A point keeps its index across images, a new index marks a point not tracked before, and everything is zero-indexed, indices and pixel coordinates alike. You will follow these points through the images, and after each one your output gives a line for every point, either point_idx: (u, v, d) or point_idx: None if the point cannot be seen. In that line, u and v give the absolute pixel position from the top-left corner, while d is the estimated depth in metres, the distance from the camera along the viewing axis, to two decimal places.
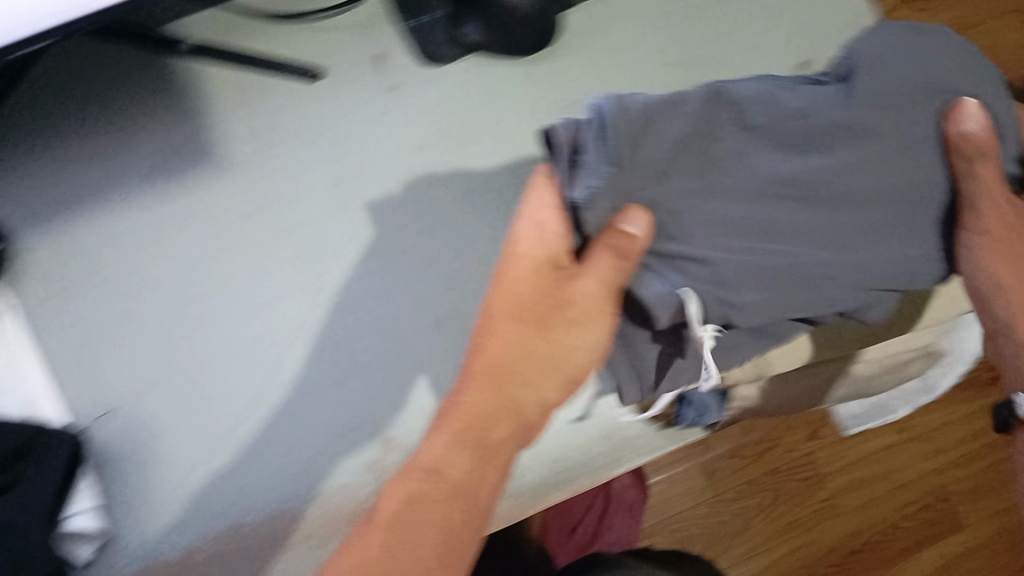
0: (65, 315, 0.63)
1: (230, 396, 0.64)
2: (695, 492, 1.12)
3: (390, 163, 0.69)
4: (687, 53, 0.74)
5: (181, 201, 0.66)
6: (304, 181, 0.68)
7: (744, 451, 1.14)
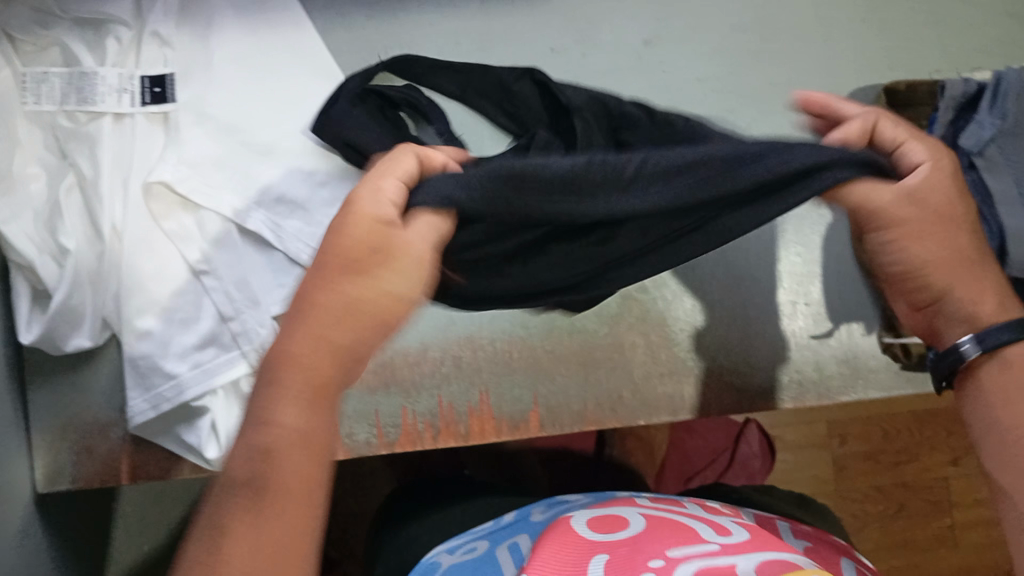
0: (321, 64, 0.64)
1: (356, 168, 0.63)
2: (818, 481, 1.06)
3: (628, 30, 0.65)
4: (810, 41, 0.65)
5: (477, 40, 0.65)
6: (525, 34, 0.65)
7: (880, 456, 1.07)
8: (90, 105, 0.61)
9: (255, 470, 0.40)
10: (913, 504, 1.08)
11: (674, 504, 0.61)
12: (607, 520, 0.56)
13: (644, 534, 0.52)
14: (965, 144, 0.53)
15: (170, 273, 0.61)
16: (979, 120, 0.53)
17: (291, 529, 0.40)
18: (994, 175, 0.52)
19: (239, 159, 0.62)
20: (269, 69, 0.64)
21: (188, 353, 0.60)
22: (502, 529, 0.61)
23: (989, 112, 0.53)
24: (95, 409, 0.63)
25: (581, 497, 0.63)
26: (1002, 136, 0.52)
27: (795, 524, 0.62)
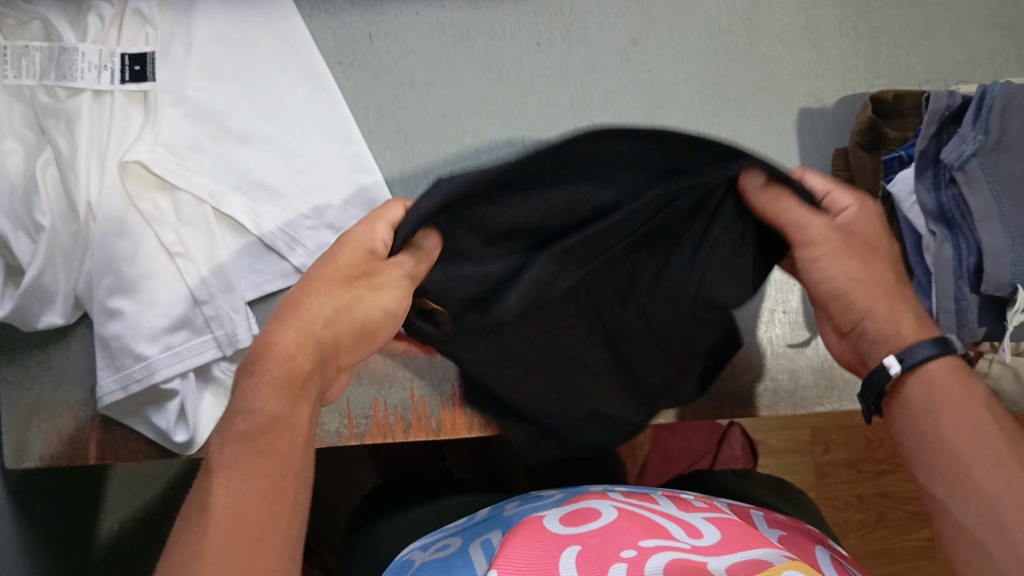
0: (301, 49, 0.64)
1: (337, 155, 0.63)
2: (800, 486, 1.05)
3: (614, 30, 0.65)
4: (795, 49, 0.65)
5: (464, 32, 0.65)
6: (510, 30, 0.65)
7: (863, 465, 1.07)
8: (69, 81, 0.60)
9: (256, 444, 0.40)
10: (895, 515, 1.07)
11: (647, 497, 0.55)
12: (580, 513, 0.51)
13: (617, 524, 0.48)
14: (946, 158, 0.52)
15: (145, 255, 0.60)
16: (961, 135, 0.52)
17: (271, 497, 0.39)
18: (971, 194, 0.51)
19: (218, 143, 0.62)
20: (248, 52, 0.63)
21: (159, 336, 0.60)
22: (476, 524, 0.55)
23: (971, 127, 0.52)
24: (65, 388, 0.62)
25: (558, 490, 0.57)
26: (984, 153, 0.51)
27: (771, 514, 0.57)
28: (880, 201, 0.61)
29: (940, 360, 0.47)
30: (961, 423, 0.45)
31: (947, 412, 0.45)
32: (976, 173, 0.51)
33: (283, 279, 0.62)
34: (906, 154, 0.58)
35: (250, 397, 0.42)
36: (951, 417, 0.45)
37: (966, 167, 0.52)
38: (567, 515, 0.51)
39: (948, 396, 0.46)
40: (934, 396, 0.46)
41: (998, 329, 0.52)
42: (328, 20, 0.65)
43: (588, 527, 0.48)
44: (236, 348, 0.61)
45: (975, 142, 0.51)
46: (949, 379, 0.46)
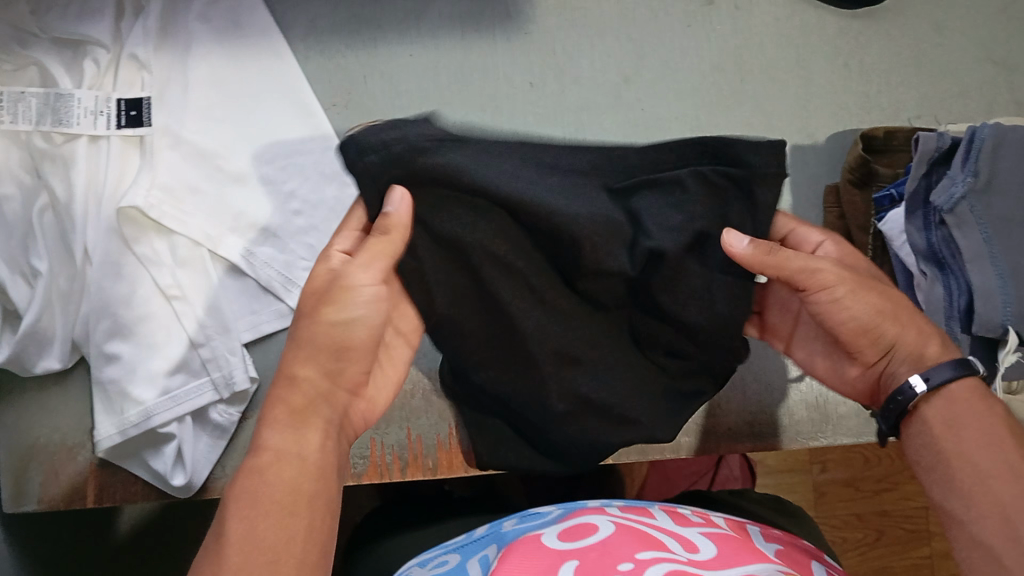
0: (298, 91, 0.64)
1: (331, 198, 0.64)
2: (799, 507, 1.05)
3: (606, 68, 0.66)
4: (786, 85, 0.66)
5: (458, 73, 0.66)
6: (504, 69, 0.66)
7: (861, 484, 1.07)
8: (66, 126, 0.61)
9: (265, 470, 0.42)
10: (893, 533, 1.07)
11: (643, 512, 0.55)
12: (578, 529, 0.50)
13: (615, 539, 0.48)
14: (936, 200, 0.52)
15: (142, 298, 0.61)
16: (953, 176, 0.52)
17: (285, 505, 0.41)
18: (963, 237, 0.52)
19: (213, 186, 0.62)
20: (244, 96, 0.64)
21: (157, 379, 0.60)
22: (473, 542, 0.55)
23: (962, 168, 0.52)
24: (63, 431, 0.63)
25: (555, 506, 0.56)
26: (974, 194, 0.52)
27: (767, 530, 0.56)
28: (871, 237, 0.61)
29: (960, 380, 0.46)
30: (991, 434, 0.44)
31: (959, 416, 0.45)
32: (967, 215, 0.52)
33: (279, 320, 0.63)
34: (897, 192, 0.58)
35: (262, 436, 0.44)
36: (974, 424, 0.44)
37: (959, 210, 0.52)
38: (566, 531, 0.51)
39: (966, 400, 0.45)
40: (961, 407, 0.45)
41: (991, 369, 0.52)
42: (324, 63, 0.66)
43: (585, 542, 0.48)
44: (233, 390, 0.61)
45: (965, 184, 0.52)
46: (969, 399, 0.45)
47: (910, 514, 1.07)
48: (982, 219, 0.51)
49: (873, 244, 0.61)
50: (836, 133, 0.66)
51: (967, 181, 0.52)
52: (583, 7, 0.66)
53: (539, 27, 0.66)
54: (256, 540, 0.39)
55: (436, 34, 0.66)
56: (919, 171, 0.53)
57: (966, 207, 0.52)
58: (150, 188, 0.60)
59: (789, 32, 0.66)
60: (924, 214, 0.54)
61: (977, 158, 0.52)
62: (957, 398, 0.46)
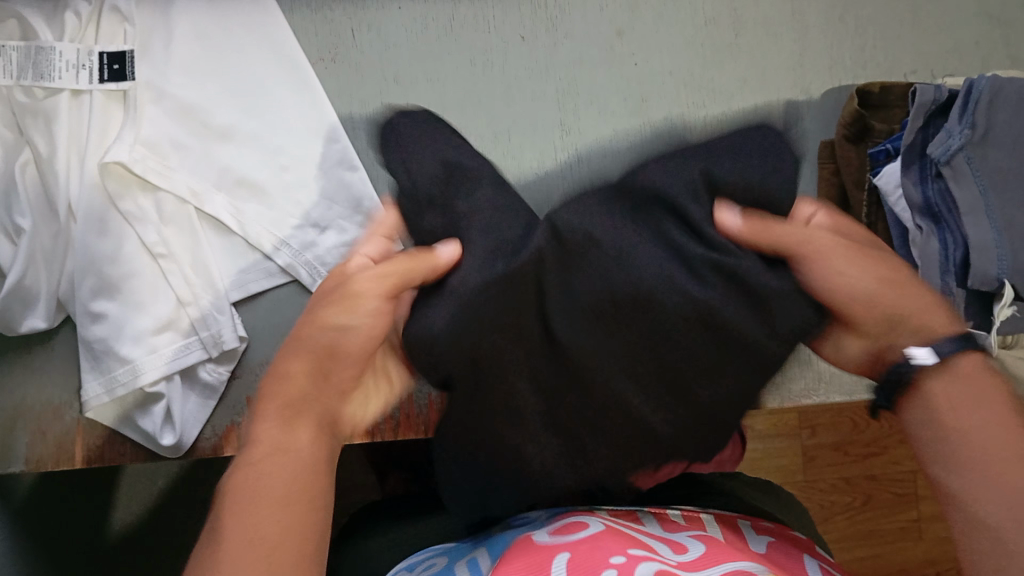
0: (286, 45, 0.63)
1: (319, 156, 0.62)
2: (788, 471, 1.06)
3: (600, 22, 0.65)
4: (781, 40, 0.65)
5: (448, 28, 0.64)
6: (496, 23, 0.65)
7: (850, 448, 1.07)
8: (47, 81, 0.59)
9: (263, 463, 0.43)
10: (880, 497, 1.08)
11: (630, 514, 0.53)
12: (570, 525, 0.50)
13: (606, 536, 0.47)
14: (933, 152, 0.52)
15: (127, 255, 0.60)
16: (951, 127, 0.52)
17: (279, 502, 0.42)
18: (959, 191, 0.51)
19: (200, 142, 0.61)
20: (231, 50, 0.62)
21: (144, 338, 0.59)
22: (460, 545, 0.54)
23: (959, 119, 0.51)
24: (50, 390, 0.62)
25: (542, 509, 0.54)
26: (971, 146, 0.51)
27: (756, 523, 0.56)
28: (866, 192, 0.61)
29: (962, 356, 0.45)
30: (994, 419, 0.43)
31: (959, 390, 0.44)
32: (962, 167, 0.51)
33: (267, 278, 0.62)
34: (893, 147, 0.58)
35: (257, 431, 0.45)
36: (976, 410, 0.44)
37: (956, 163, 0.51)
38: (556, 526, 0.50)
39: (969, 377, 0.45)
40: (968, 389, 0.44)
41: (986, 322, 0.52)
42: (311, 13, 0.64)
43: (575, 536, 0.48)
44: (222, 349, 0.60)
45: (962, 136, 0.51)
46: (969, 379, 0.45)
47: (897, 478, 1.08)
48: (978, 172, 0.51)
49: (867, 200, 0.61)
50: (830, 89, 0.65)
51: (965, 133, 0.51)
52: None
53: None
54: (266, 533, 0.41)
55: None
56: (916, 123, 0.53)
57: (962, 159, 0.51)
58: (135, 143, 0.59)
59: None
60: (922, 166, 0.53)
61: (975, 110, 0.51)
62: (963, 381, 0.45)
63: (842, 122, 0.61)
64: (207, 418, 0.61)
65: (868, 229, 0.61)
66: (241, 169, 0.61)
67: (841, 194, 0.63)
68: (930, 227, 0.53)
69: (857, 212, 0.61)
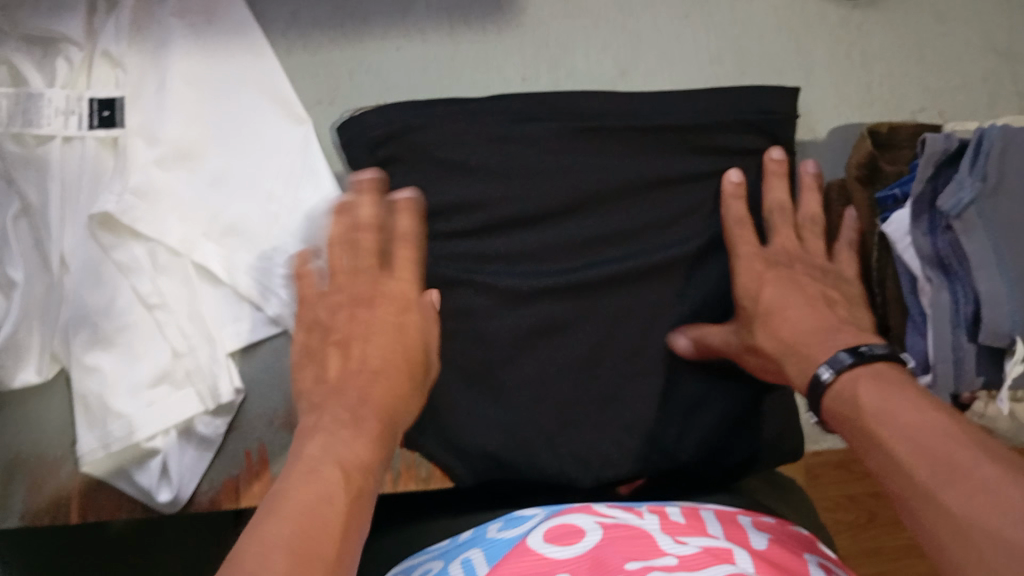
0: (280, 88, 0.61)
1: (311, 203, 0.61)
2: None
3: (602, 62, 0.64)
4: (787, 79, 0.64)
5: (450, 68, 0.63)
6: (497, 63, 0.63)
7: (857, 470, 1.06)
8: (35, 128, 0.58)
9: (312, 485, 0.41)
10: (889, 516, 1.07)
11: (632, 511, 0.53)
12: (565, 532, 0.48)
13: (606, 548, 0.46)
14: (944, 206, 0.51)
15: (121, 306, 0.58)
16: (963, 180, 0.50)
17: (305, 520, 0.38)
18: (972, 248, 0.50)
19: (191, 191, 0.60)
20: (222, 94, 0.61)
21: (140, 392, 0.58)
22: (454, 547, 0.51)
23: (970, 173, 0.50)
24: (44, 443, 0.60)
25: (537, 509, 0.53)
26: (982, 200, 0.50)
27: (757, 518, 0.54)
28: (876, 235, 0.59)
29: (852, 372, 0.46)
30: (892, 411, 0.42)
31: (871, 394, 0.44)
32: (974, 223, 0.50)
33: (263, 329, 0.62)
34: (901, 192, 0.57)
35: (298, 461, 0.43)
36: (878, 411, 0.43)
37: (968, 218, 0.50)
38: (550, 532, 0.49)
39: (884, 379, 0.45)
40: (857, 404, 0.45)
41: (998, 377, 0.51)
42: (307, 56, 0.63)
43: (578, 552, 0.46)
44: (219, 401, 0.59)
45: (974, 191, 0.50)
46: (873, 384, 0.45)
47: None
48: (992, 227, 0.50)
49: (878, 243, 0.59)
50: (838, 127, 0.64)
51: (977, 187, 0.50)
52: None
53: (531, 20, 0.64)
54: (269, 538, 0.36)
55: (425, 27, 0.63)
56: (924, 176, 0.52)
57: (976, 212, 0.50)
58: (127, 194, 0.57)
59: (789, 23, 0.64)
60: (933, 219, 0.52)
61: (986, 164, 0.50)
62: (863, 395, 0.45)
63: (852, 163, 0.60)
64: (206, 471, 0.60)
65: (879, 272, 0.59)
66: (231, 218, 0.60)
67: (849, 234, 0.62)
68: (942, 282, 0.52)
69: (867, 255, 0.60)
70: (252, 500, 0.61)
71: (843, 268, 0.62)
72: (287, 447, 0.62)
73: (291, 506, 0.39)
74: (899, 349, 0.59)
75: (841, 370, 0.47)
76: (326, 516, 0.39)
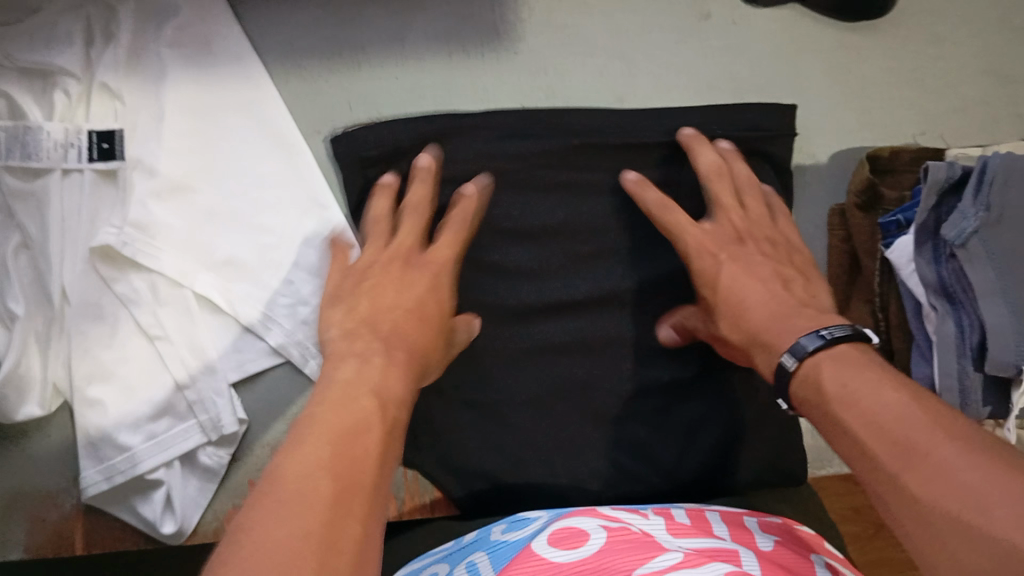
0: (278, 119, 0.62)
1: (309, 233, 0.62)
2: None
3: (600, 89, 0.64)
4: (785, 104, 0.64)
5: (447, 98, 0.63)
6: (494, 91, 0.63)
7: None
8: (35, 162, 0.58)
9: (349, 436, 0.40)
10: None
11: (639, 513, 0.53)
12: (568, 533, 0.49)
13: (609, 552, 0.46)
14: (946, 235, 0.50)
15: (122, 338, 0.59)
16: (965, 209, 0.50)
17: (332, 474, 0.38)
18: (976, 277, 0.50)
19: (189, 223, 0.60)
20: (220, 126, 0.61)
21: (142, 424, 0.58)
22: (460, 551, 0.52)
23: (971, 201, 0.50)
24: (46, 477, 0.60)
25: (544, 513, 0.53)
26: (985, 230, 0.50)
27: (763, 518, 0.54)
28: (878, 262, 0.59)
29: (823, 350, 0.45)
30: (857, 399, 0.41)
31: (843, 375, 0.43)
32: (977, 251, 0.50)
33: (266, 359, 0.61)
34: (904, 219, 0.56)
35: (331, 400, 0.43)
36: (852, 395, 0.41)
37: (972, 247, 0.50)
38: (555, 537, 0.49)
39: (851, 359, 0.44)
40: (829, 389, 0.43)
41: (1004, 408, 0.51)
42: (305, 87, 0.63)
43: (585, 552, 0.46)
44: (222, 434, 0.59)
45: (976, 219, 0.50)
46: (843, 365, 0.43)
47: None
48: (996, 256, 0.50)
49: (879, 270, 0.59)
50: (836, 151, 0.64)
51: (980, 215, 0.50)
52: (575, 23, 0.64)
53: (528, 47, 0.64)
54: (291, 489, 0.36)
55: (421, 56, 0.63)
56: (927, 204, 0.52)
57: (979, 241, 0.50)
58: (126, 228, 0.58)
59: (787, 48, 0.64)
60: (936, 247, 0.52)
61: (989, 193, 0.50)
62: (830, 376, 0.43)
63: (852, 190, 0.60)
64: (209, 500, 0.60)
65: (880, 300, 0.59)
66: (231, 251, 0.60)
67: (851, 260, 0.62)
68: (946, 310, 0.51)
69: (869, 281, 0.60)
70: None
71: (845, 295, 0.62)
72: None
73: (317, 441, 0.39)
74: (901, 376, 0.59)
75: (804, 357, 0.45)
76: (360, 445, 0.40)
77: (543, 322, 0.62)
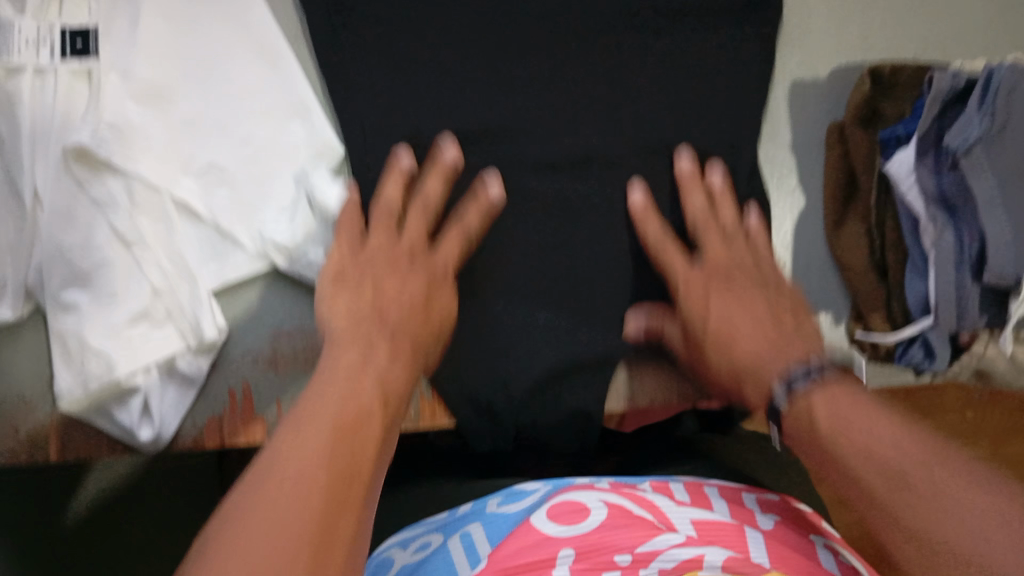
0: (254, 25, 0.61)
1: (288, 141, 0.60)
2: None
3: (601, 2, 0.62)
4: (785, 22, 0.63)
5: None
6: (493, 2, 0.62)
7: None
8: (4, 57, 0.56)
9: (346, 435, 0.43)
10: None
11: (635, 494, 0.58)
12: (568, 508, 0.56)
13: (610, 528, 0.54)
14: (951, 142, 0.51)
15: (98, 242, 0.56)
16: (973, 118, 0.50)
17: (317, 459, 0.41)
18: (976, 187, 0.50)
19: (164, 127, 0.58)
20: (196, 31, 0.60)
21: (119, 329, 0.56)
22: (456, 521, 0.60)
23: (979, 108, 0.50)
24: (19, 383, 0.59)
25: (541, 486, 0.60)
26: (988, 138, 0.50)
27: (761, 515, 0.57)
28: (875, 178, 0.59)
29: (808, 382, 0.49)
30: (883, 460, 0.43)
31: (881, 468, 0.43)
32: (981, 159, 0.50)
33: (246, 266, 0.59)
34: (903, 132, 0.56)
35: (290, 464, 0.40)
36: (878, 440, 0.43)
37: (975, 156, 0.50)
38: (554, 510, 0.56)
39: (853, 402, 0.46)
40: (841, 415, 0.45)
41: (1000, 317, 0.53)
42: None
43: (579, 531, 0.54)
44: (201, 339, 0.57)
45: (981, 127, 0.50)
46: (844, 406, 0.46)
47: None
48: (999, 165, 0.50)
49: (876, 186, 0.59)
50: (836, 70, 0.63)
51: (985, 123, 0.50)
52: None
53: None
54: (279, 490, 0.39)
55: None
56: (931, 114, 0.52)
57: (982, 150, 0.50)
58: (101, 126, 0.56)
59: None
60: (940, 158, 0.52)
61: (995, 103, 0.50)
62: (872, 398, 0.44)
63: (852, 104, 0.59)
64: (188, 410, 0.59)
65: (877, 216, 0.59)
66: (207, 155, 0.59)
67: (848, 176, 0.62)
68: (943, 219, 0.52)
69: (866, 198, 0.60)
70: (234, 440, 0.60)
71: (841, 212, 0.61)
72: (268, 387, 0.60)
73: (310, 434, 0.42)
74: (895, 293, 0.59)
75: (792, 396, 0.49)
76: (361, 468, 0.42)
77: (539, 225, 0.60)
